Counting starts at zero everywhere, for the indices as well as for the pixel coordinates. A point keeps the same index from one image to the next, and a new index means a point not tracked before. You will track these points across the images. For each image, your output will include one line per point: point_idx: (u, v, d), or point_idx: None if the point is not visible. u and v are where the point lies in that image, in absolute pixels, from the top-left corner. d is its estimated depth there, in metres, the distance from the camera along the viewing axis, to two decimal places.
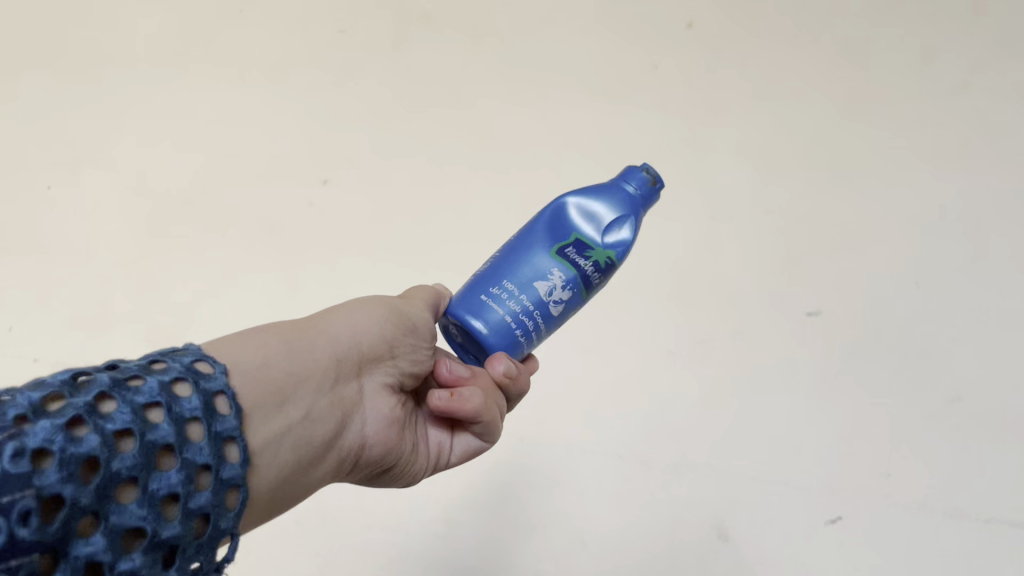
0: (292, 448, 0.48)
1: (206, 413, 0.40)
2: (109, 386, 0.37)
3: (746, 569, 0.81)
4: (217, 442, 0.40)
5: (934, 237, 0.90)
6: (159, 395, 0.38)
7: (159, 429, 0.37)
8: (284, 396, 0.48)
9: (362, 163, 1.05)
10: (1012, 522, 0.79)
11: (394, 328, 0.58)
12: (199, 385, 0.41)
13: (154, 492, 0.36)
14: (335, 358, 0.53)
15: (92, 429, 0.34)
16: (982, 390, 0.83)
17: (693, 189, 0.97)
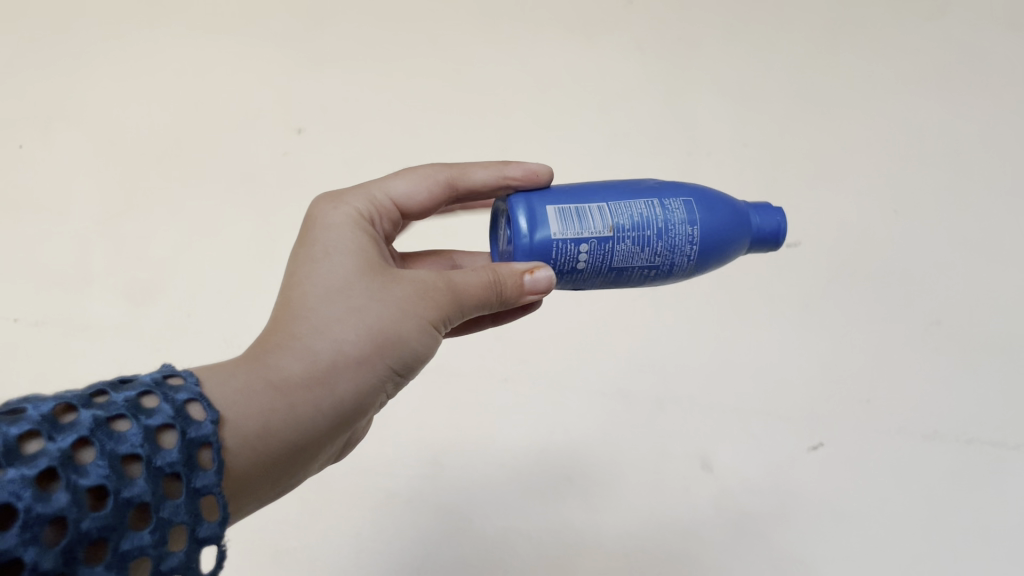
0: (279, 495, 0.50)
1: (186, 468, 0.39)
2: (91, 430, 0.35)
3: (728, 497, 0.80)
4: (191, 498, 0.39)
5: (912, 163, 0.90)
6: (141, 446, 0.36)
7: (137, 485, 0.35)
8: (280, 466, 0.47)
9: (336, 108, 1.04)
10: (992, 442, 0.80)
11: (404, 366, 0.52)
12: (185, 435, 0.39)
13: (123, 554, 0.34)
14: (341, 416, 0.50)
15: (64, 485, 0.32)
16: (961, 313, 0.84)
17: (671, 123, 0.96)
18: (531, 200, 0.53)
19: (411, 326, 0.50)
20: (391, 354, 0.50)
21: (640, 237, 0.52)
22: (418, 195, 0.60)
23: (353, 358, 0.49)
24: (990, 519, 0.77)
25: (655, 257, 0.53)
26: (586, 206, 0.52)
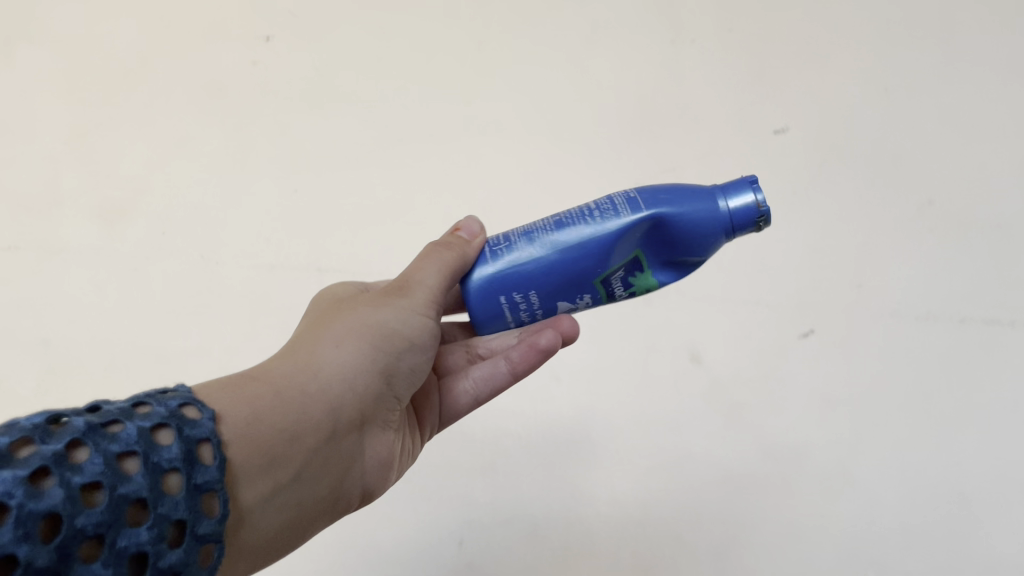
0: (283, 511, 0.46)
1: (186, 464, 0.37)
2: (84, 432, 0.34)
3: (718, 386, 0.79)
4: (192, 495, 0.37)
5: (902, 41, 0.86)
6: (135, 443, 0.35)
7: (133, 481, 0.34)
8: (279, 458, 0.45)
9: (304, 12, 0.99)
10: (984, 321, 0.78)
11: (390, 356, 0.53)
12: (181, 432, 0.38)
13: (121, 550, 0.33)
14: (332, 406, 0.49)
15: (57, 482, 0.31)
16: (953, 192, 0.81)
17: (653, 11, 0.92)
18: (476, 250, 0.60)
19: (387, 314, 0.53)
20: (374, 338, 0.52)
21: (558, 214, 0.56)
22: None
23: (335, 345, 0.51)
24: (985, 397, 0.76)
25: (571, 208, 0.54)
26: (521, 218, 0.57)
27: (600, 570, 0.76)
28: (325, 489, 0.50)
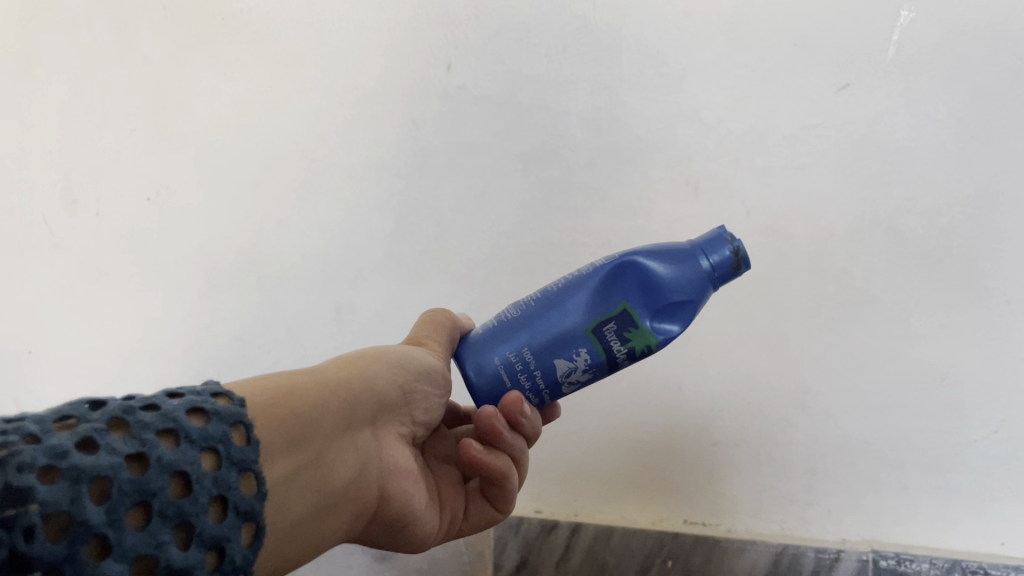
0: (307, 496, 0.42)
1: (223, 441, 0.35)
2: (123, 409, 0.33)
3: None
4: (234, 470, 0.35)
5: None
6: (174, 419, 0.34)
7: (175, 453, 0.33)
8: (304, 438, 0.43)
9: None
10: None
11: (409, 373, 0.53)
12: (218, 412, 0.36)
13: (166, 517, 0.31)
14: (349, 398, 0.47)
15: (104, 451, 0.31)
16: None
17: None
18: None
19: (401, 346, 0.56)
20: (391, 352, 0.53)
21: None
22: None
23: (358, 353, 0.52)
24: None
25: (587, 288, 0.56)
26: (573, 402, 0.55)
27: (601, 66, 0.70)
28: (351, 484, 0.46)
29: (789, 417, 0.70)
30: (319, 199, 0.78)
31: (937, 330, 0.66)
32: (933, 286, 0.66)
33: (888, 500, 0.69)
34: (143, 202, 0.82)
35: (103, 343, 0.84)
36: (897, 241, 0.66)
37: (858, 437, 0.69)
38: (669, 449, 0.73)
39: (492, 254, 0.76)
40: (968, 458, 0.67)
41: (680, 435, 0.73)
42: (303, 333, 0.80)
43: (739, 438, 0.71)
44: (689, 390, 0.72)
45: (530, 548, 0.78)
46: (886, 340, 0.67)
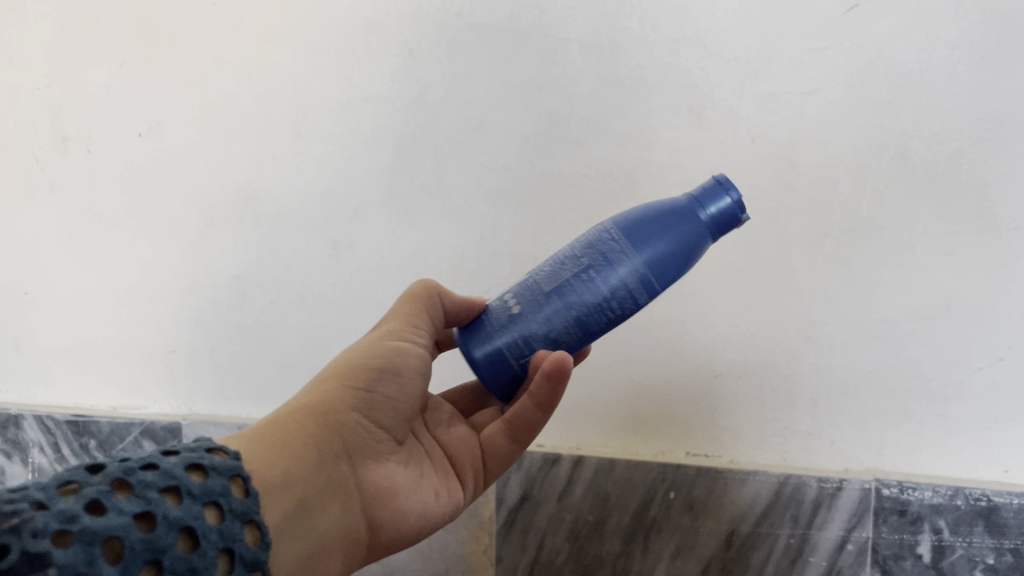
0: (306, 539, 0.45)
1: (222, 496, 0.39)
2: (124, 472, 0.37)
3: None
4: (235, 521, 0.39)
5: None
6: (173, 478, 0.37)
7: (179, 509, 0.36)
8: (283, 484, 0.45)
9: None
10: None
11: (368, 379, 0.54)
12: (213, 468, 0.40)
13: (178, 573, 0.34)
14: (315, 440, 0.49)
15: (111, 513, 0.34)
16: None
17: None
18: None
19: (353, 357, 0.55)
20: (342, 378, 0.53)
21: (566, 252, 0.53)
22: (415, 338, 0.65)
23: (310, 392, 0.53)
24: None
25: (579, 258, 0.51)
26: None
27: None
28: (337, 521, 0.48)
29: (792, 350, 0.69)
30: (315, 134, 0.76)
31: (943, 259, 0.65)
32: (940, 215, 0.65)
33: (891, 430, 0.69)
34: (135, 138, 0.79)
35: (99, 285, 0.83)
36: (905, 168, 0.65)
37: (863, 369, 0.68)
38: (669, 384, 0.73)
39: (491, 188, 0.74)
40: (972, 388, 0.66)
41: (683, 370, 0.72)
42: (302, 273, 0.78)
43: (740, 368, 0.71)
44: (693, 322, 0.71)
45: (532, 482, 0.74)
46: (892, 269, 0.66)
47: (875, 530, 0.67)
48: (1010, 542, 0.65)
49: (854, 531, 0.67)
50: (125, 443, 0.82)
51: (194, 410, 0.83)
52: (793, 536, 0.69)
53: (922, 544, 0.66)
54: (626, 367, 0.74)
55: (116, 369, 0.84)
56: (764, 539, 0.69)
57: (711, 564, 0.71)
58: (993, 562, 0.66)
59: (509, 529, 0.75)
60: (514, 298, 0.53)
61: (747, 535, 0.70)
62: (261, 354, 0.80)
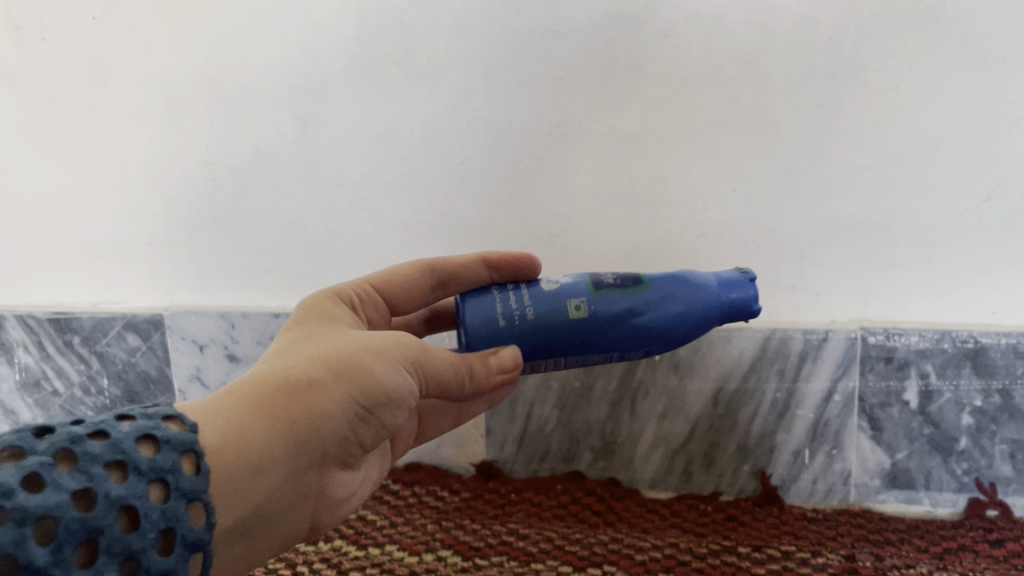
0: (243, 547, 0.42)
1: (173, 471, 0.37)
2: (71, 442, 0.35)
3: None
4: (182, 501, 0.36)
5: None
6: (121, 451, 0.35)
7: (125, 487, 0.34)
8: (246, 495, 0.41)
9: None
10: None
11: (366, 406, 0.46)
12: (167, 440, 0.38)
13: (112, 553, 0.33)
14: (295, 449, 0.43)
15: (50, 487, 0.32)
16: None
17: None
18: (487, 327, 0.50)
19: (379, 363, 0.46)
20: (356, 383, 0.45)
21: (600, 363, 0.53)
22: (397, 284, 0.57)
23: (320, 380, 0.44)
24: None
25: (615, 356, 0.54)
26: (540, 324, 0.50)
27: None
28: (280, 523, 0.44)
29: (776, 202, 0.67)
30: (269, 7, 0.71)
31: (929, 99, 0.63)
32: (925, 51, 0.62)
33: (877, 280, 0.67)
34: (88, 23, 0.76)
35: (70, 180, 0.81)
36: (888, 3, 0.61)
37: (847, 217, 0.66)
38: (655, 248, 0.71)
39: (460, 53, 0.69)
40: (959, 230, 0.65)
41: (668, 234, 0.70)
42: (270, 154, 0.75)
43: (726, 227, 0.69)
44: (675, 183, 0.69)
45: None
46: (877, 113, 0.64)
47: (862, 379, 0.67)
48: (998, 383, 0.64)
49: (840, 381, 0.67)
50: (108, 337, 0.81)
51: (175, 301, 0.82)
52: (780, 391, 0.68)
53: (909, 390, 0.66)
54: (609, 235, 0.71)
55: (94, 265, 0.83)
56: (751, 395, 0.69)
57: (698, 423, 0.71)
58: (981, 404, 0.65)
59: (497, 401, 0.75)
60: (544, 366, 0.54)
61: (734, 392, 0.69)
62: (237, 241, 0.79)
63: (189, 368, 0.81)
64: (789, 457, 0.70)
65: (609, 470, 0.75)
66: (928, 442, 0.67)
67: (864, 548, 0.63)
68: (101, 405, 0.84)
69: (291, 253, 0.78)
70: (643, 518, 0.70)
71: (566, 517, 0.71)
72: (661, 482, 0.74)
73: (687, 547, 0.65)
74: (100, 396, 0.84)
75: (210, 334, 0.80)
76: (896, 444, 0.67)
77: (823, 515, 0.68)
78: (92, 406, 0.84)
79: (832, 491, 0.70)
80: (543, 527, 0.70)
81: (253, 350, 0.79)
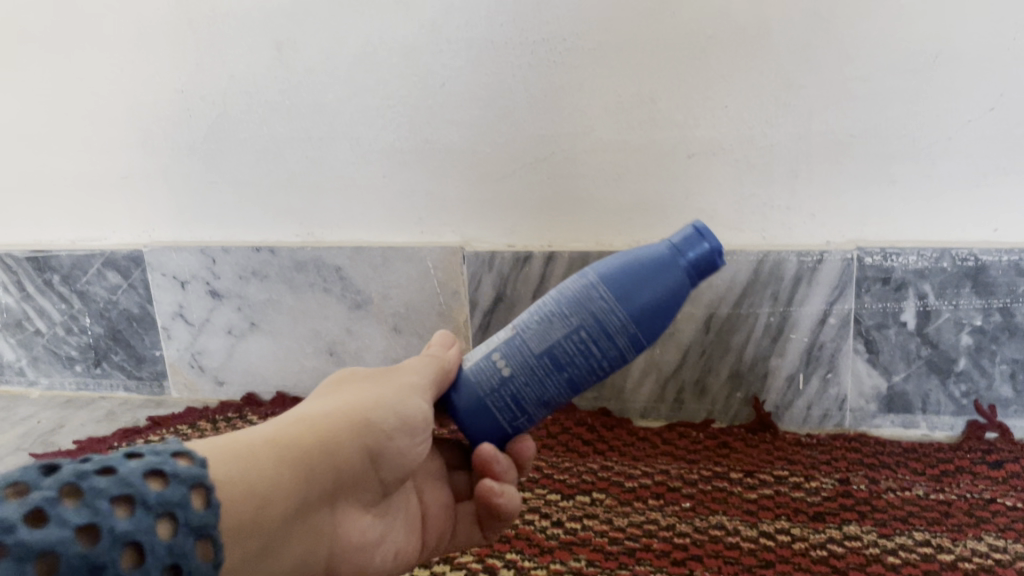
0: None
1: (183, 505, 0.31)
2: (75, 476, 0.29)
3: None
4: (191, 538, 0.31)
5: None
6: (129, 484, 0.30)
7: (132, 523, 0.29)
8: (255, 525, 0.35)
9: None
10: None
11: (371, 432, 0.42)
12: (179, 474, 0.32)
13: None
14: (303, 477, 0.38)
15: (52, 523, 0.27)
16: None
17: None
18: None
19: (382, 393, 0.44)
20: (359, 414, 0.42)
21: (539, 313, 0.44)
22: None
23: (326, 418, 0.41)
24: None
25: (569, 320, 0.43)
26: None
27: None
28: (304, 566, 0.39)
29: (770, 119, 0.64)
30: None
31: (932, 4, 0.59)
32: None
33: (876, 199, 0.65)
34: None
35: (43, 114, 0.79)
36: None
37: (843, 133, 0.64)
38: (645, 171, 0.68)
39: None
40: (960, 144, 0.62)
41: (655, 157, 0.67)
42: (246, 81, 0.73)
43: (718, 147, 0.66)
44: (664, 101, 0.65)
45: (506, 283, 0.72)
46: (878, 22, 0.60)
47: (858, 301, 0.65)
48: (998, 302, 0.62)
49: (836, 304, 0.65)
50: (88, 275, 0.81)
51: (154, 238, 0.80)
52: (774, 315, 0.67)
53: (907, 312, 0.64)
54: (594, 159, 0.68)
55: (71, 202, 0.81)
56: (744, 321, 0.67)
57: (690, 351, 0.69)
58: (980, 324, 0.63)
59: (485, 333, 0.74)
60: (503, 359, 0.45)
61: (726, 318, 0.68)
62: (216, 173, 0.76)
63: (172, 307, 0.80)
64: (782, 382, 0.68)
65: (599, 400, 0.74)
66: (926, 365, 0.65)
67: (859, 471, 0.62)
68: (85, 344, 0.84)
69: (271, 184, 0.75)
70: (634, 446, 0.68)
71: (555, 447, 0.69)
72: (652, 411, 0.72)
73: (677, 473, 0.64)
74: (83, 335, 0.83)
75: (191, 270, 0.78)
76: (893, 367, 0.66)
77: (818, 440, 0.67)
78: (76, 345, 0.84)
79: (828, 417, 0.68)
80: (531, 456, 0.68)
81: (235, 285, 0.78)
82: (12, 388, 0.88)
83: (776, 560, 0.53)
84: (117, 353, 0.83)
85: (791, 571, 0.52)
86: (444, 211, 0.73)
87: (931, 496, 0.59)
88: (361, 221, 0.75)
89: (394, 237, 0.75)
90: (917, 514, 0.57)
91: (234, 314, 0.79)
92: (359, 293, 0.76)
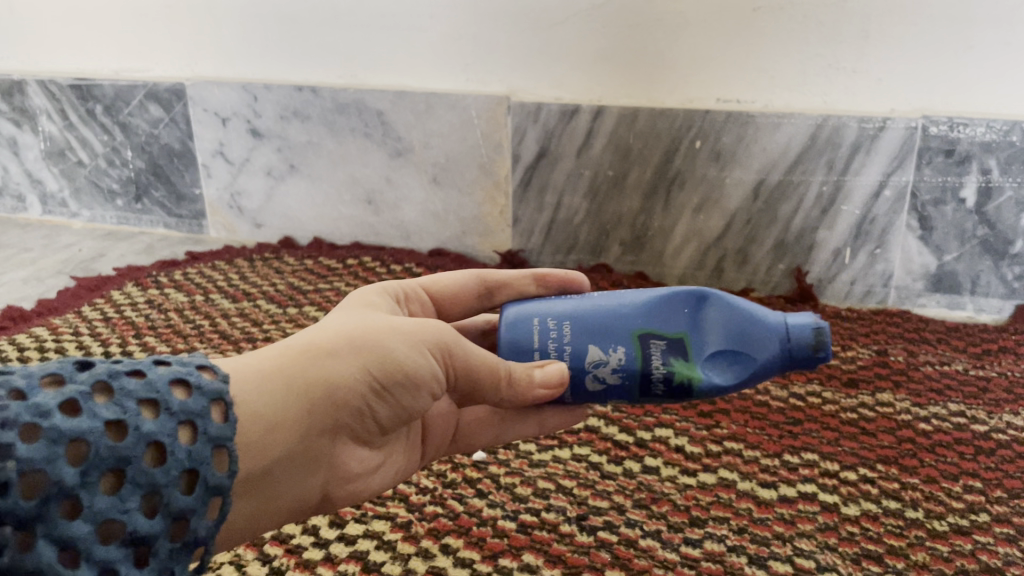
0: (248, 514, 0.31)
1: (207, 417, 0.27)
2: (107, 373, 0.26)
3: None
4: (209, 448, 0.27)
5: None
6: (157, 389, 0.26)
7: (155, 425, 0.25)
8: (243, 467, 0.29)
9: None
10: None
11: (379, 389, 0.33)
12: (207, 386, 0.28)
13: (137, 485, 0.25)
14: (298, 426, 0.31)
15: (83, 415, 0.24)
16: None
17: None
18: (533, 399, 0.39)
19: (404, 348, 0.33)
20: (374, 367, 0.32)
21: None
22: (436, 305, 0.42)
23: (332, 372, 0.32)
24: None
25: None
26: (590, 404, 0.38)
27: None
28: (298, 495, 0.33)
29: None
30: None
31: None
32: None
33: (954, 64, 0.60)
34: None
35: None
36: None
37: None
38: (705, 23, 0.63)
39: None
40: None
41: (717, 8, 0.63)
42: None
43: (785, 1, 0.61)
44: None
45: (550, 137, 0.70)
46: None
47: (917, 173, 0.62)
48: None
49: (893, 175, 0.62)
50: (130, 107, 0.80)
51: (196, 72, 0.79)
52: (826, 184, 0.64)
53: (966, 187, 0.61)
54: (652, 8, 0.64)
55: (114, 30, 0.80)
56: (795, 189, 0.65)
57: (735, 218, 0.67)
58: None
59: (525, 189, 0.72)
60: None
61: (777, 185, 0.65)
62: (259, 6, 0.74)
63: (212, 145, 0.80)
64: (828, 255, 0.66)
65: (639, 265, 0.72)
66: (979, 244, 0.63)
67: (897, 344, 0.61)
68: (126, 178, 0.84)
69: (315, 19, 0.73)
70: None
71: None
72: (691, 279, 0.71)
73: None
74: (125, 168, 0.83)
75: (232, 107, 0.77)
76: (945, 246, 0.63)
77: (858, 314, 0.66)
78: (117, 178, 0.84)
79: (871, 293, 0.67)
80: None
81: (276, 125, 0.77)
82: (54, 218, 0.89)
83: (805, 419, 0.53)
84: (158, 190, 0.84)
85: (819, 429, 0.51)
86: (489, 57, 0.70)
87: (970, 372, 0.57)
88: (405, 65, 0.73)
89: (438, 83, 0.72)
90: (954, 388, 0.55)
91: (275, 155, 0.78)
92: (399, 140, 0.74)
